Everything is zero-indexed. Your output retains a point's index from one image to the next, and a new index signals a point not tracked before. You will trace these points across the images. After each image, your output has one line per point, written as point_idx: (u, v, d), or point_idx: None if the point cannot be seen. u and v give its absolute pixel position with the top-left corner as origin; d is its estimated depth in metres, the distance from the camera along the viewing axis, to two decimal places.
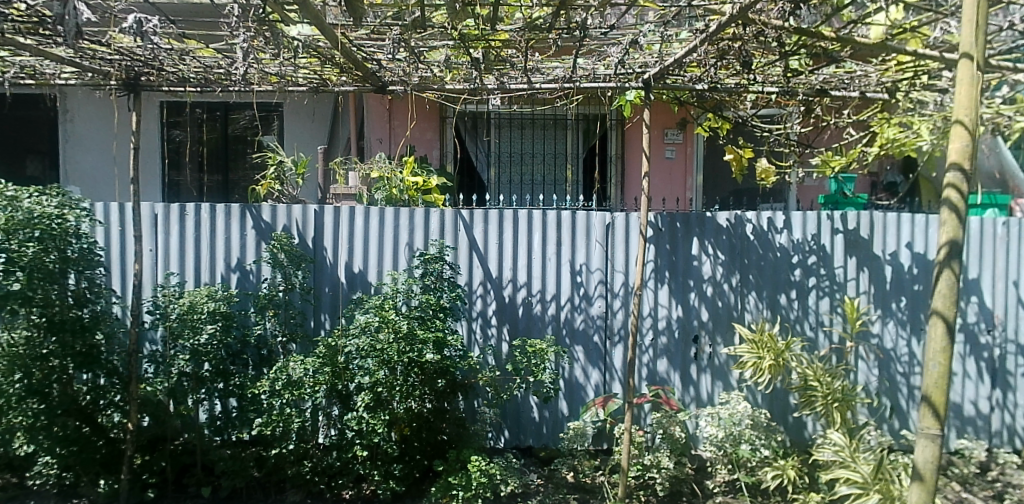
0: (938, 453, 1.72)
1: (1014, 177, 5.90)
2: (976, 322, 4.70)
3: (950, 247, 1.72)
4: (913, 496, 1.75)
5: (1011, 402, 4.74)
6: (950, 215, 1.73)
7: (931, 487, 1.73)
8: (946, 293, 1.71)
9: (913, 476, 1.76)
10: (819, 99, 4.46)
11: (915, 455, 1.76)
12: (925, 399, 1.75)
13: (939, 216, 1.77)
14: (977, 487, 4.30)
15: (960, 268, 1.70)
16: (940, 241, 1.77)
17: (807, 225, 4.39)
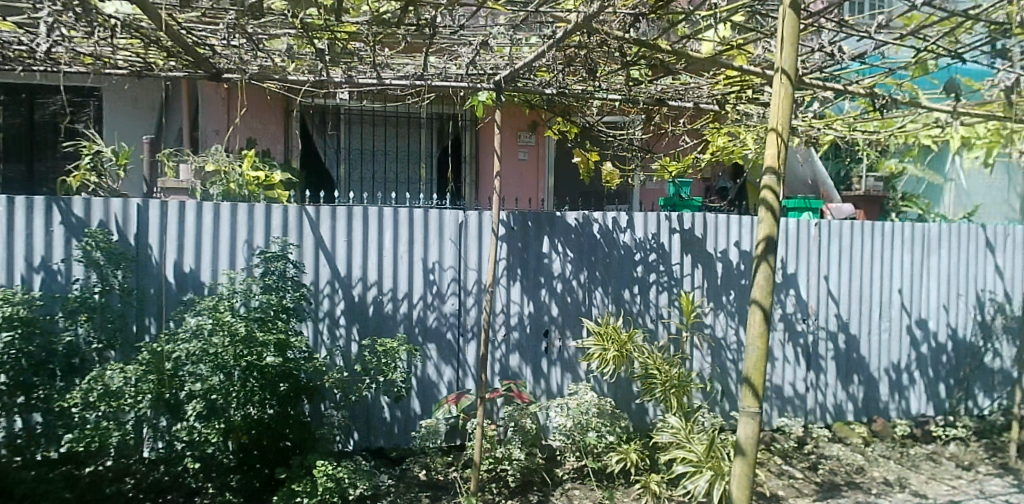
0: (758, 429, 1.89)
1: (825, 185, 6.60)
2: (793, 312, 5.20)
3: (767, 243, 1.91)
4: (736, 471, 1.91)
5: (822, 382, 5.32)
6: (767, 214, 1.92)
7: (751, 460, 1.91)
8: (763, 285, 1.90)
9: (737, 452, 1.92)
10: (658, 107, 4.72)
11: (738, 432, 1.93)
12: (746, 380, 1.92)
13: (758, 215, 1.95)
14: (795, 460, 4.86)
15: (775, 261, 1.89)
16: (758, 237, 1.95)
17: (648, 224, 4.70)
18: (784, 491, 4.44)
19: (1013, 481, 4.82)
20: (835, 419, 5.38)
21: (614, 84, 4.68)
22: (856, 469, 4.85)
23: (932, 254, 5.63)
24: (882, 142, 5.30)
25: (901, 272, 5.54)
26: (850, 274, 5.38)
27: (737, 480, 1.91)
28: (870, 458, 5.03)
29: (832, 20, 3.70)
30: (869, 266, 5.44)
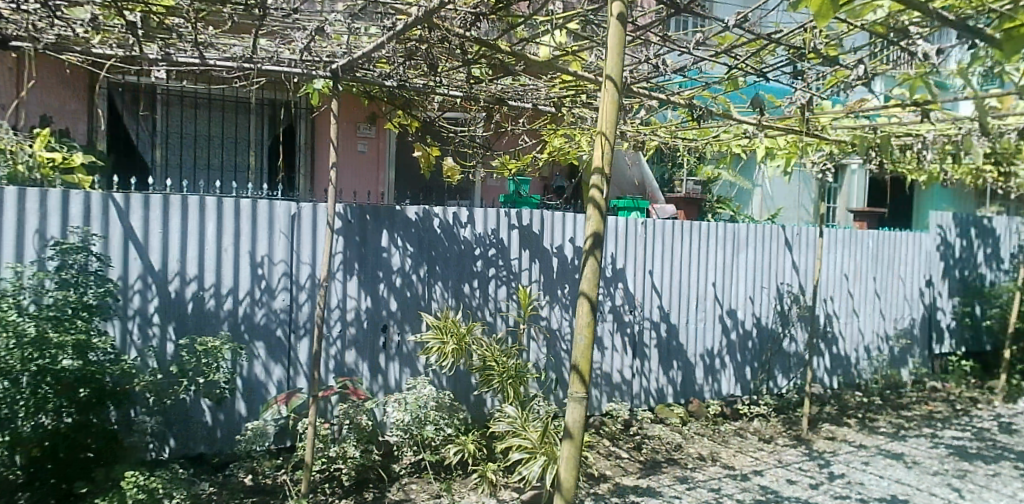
0: (584, 413, 1.96)
1: (650, 187, 7.10)
2: (621, 303, 5.58)
3: (594, 238, 1.99)
4: (563, 456, 1.94)
5: (646, 368, 5.72)
6: (593, 212, 1.91)
7: (577, 444, 1.96)
8: (590, 277, 1.97)
9: (564, 434, 1.96)
10: (498, 106, 4.85)
11: (565, 417, 1.98)
12: (573, 367, 1.99)
13: (585, 212, 2.03)
14: (621, 441, 5.29)
15: (601, 255, 1.97)
16: (586, 233, 2.00)
17: (487, 220, 4.88)
18: (611, 470, 4.91)
19: (805, 451, 5.50)
20: (658, 402, 5.80)
21: (455, 80, 4.69)
22: (676, 448, 5.35)
23: (741, 251, 6.18)
24: (699, 149, 5.79)
25: (716, 266, 6.06)
26: (672, 268, 5.84)
27: (565, 466, 1.93)
28: (687, 436, 5.54)
29: (658, 34, 3.99)
30: (688, 261, 5.93)
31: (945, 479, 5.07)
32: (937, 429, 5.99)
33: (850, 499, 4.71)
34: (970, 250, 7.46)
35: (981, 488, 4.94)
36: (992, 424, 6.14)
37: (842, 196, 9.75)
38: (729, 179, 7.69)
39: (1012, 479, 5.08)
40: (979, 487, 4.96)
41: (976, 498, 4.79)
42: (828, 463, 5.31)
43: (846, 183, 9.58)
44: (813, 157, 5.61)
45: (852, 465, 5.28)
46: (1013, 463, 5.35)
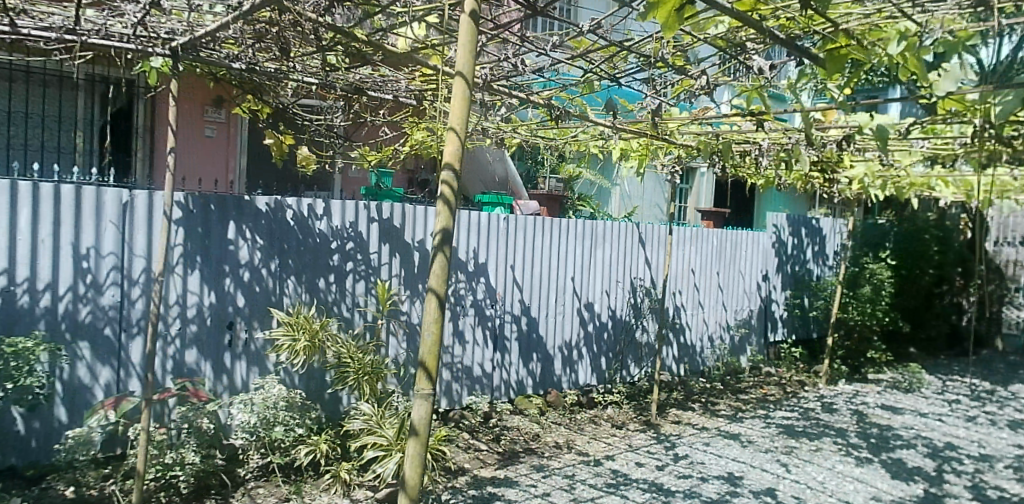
0: (430, 409, 1.93)
1: (515, 183, 7.20)
2: (483, 298, 5.65)
3: (444, 234, 1.94)
4: (410, 451, 1.91)
5: (506, 361, 5.83)
6: (444, 206, 1.92)
7: (423, 438, 1.94)
8: (439, 272, 1.96)
9: (411, 431, 1.92)
10: (356, 96, 4.74)
11: (412, 413, 1.95)
12: (421, 363, 1.94)
13: (436, 208, 1.98)
14: (480, 434, 5.38)
15: (450, 251, 1.95)
16: (437, 227, 1.96)
17: (344, 213, 4.80)
18: (470, 463, 4.96)
19: (653, 434, 5.84)
20: (517, 394, 5.92)
21: (309, 66, 4.55)
22: (534, 437, 5.51)
23: (598, 247, 6.46)
24: (559, 148, 5.94)
25: (574, 261, 6.29)
26: (532, 263, 6.00)
27: (411, 460, 1.90)
28: (545, 426, 5.71)
29: (515, 34, 3.99)
30: (547, 256, 6.11)
31: (774, 455, 5.61)
32: (769, 410, 6.57)
33: (692, 477, 5.14)
34: (800, 248, 8.25)
35: (805, 462, 5.52)
36: (815, 404, 6.84)
37: (692, 196, 10.44)
38: (590, 177, 7.95)
39: (830, 453, 5.71)
40: (803, 461, 5.54)
41: (800, 472, 5.36)
42: (674, 445, 5.68)
43: (696, 185, 10.27)
44: (663, 160, 5.90)
45: (695, 446, 5.69)
46: (832, 439, 6.01)
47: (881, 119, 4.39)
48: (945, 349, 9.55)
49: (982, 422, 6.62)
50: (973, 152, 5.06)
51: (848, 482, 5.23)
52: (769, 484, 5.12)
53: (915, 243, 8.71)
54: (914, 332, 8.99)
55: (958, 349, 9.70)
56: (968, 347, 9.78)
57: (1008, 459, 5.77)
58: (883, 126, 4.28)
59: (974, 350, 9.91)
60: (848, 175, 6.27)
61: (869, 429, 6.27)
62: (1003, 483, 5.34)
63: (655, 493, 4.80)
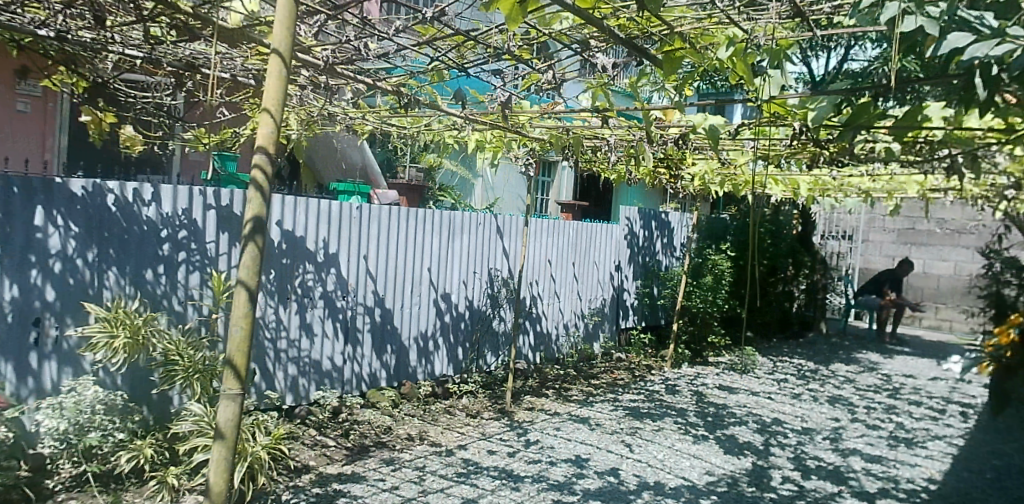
0: (238, 411, 1.59)
1: (373, 172, 7.07)
2: (333, 289, 5.46)
3: (256, 223, 1.53)
4: (215, 457, 1.54)
5: (358, 353, 5.69)
6: (254, 193, 1.50)
7: (231, 442, 1.58)
8: (249, 265, 1.52)
9: (216, 436, 1.56)
10: (188, 73, 4.43)
11: (216, 415, 1.58)
12: (227, 361, 1.54)
13: (247, 192, 1.54)
14: (329, 429, 5.24)
15: (264, 242, 1.54)
16: (247, 214, 1.54)
17: (176, 199, 4.49)
18: (315, 460, 4.80)
19: (507, 422, 5.94)
20: (370, 387, 5.80)
21: (132, 38, 4.18)
22: (385, 430, 5.43)
23: (456, 237, 6.47)
24: (413, 137, 5.84)
25: (430, 252, 6.25)
26: (387, 254, 5.89)
27: (217, 468, 1.54)
28: (397, 418, 5.65)
29: (357, 16, 3.84)
30: (403, 247, 6.02)
31: (620, 437, 5.89)
32: (618, 394, 6.90)
33: (541, 462, 5.28)
34: (650, 240, 8.71)
35: (648, 442, 5.84)
36: (660, 386, 7.27)
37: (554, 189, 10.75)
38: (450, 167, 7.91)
39: (671, 432, 6.08)
40: (646, 441, 5.86)
41: (643, 451, 5.67)
42: (526, 431, 5.81)
43: (558, 178, 10.56)
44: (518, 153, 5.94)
45: (546, 431, 5.85)
46: (672, 419, 6.40)
47: (714, 119, 4.64)
48: (776, 332, 10.48)
49: (804, 399, 7.33)
50: (794, 153, 5.52)
51: (685, 458, 5.61)
52: (614, 465, 5.37)
53: (752, 235, 9.44)
54: (751, 318, 9.75)
55: (788, 332, 10.69)
56: (796, 329, 10.82)
57: (822, 431, 6.43)
58: (715, 126, 4.53)
59: (801, 332, 10.98)
60: (691, 172, 6.64)
61: (707, 408, 6.74)
62: (818, 452, 5.93)
63: (504, 480, 4.87)
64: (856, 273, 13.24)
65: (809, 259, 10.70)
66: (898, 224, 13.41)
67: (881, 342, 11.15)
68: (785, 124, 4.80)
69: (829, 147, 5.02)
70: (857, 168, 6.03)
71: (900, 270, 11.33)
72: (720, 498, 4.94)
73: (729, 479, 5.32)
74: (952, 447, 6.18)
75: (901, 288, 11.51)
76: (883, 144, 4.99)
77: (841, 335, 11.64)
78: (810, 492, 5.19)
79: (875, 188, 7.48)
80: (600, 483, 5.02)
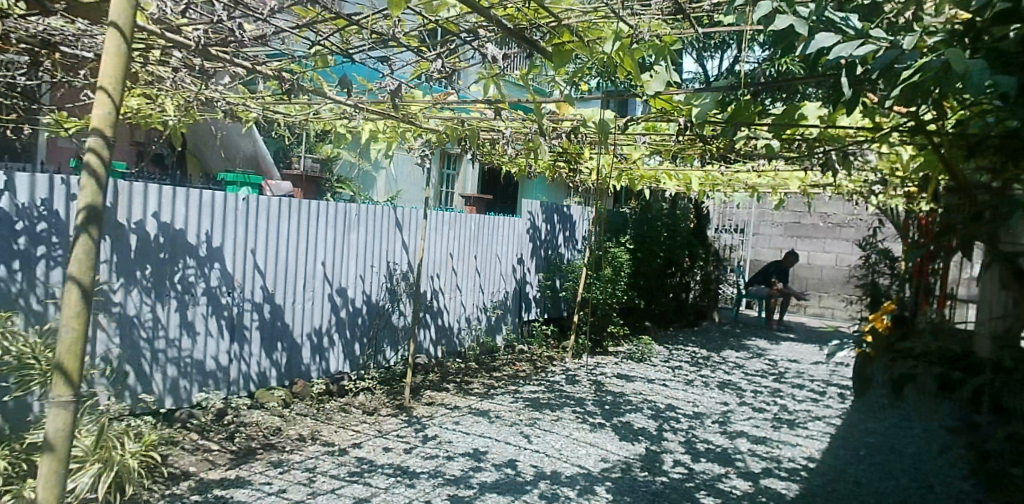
0: (71, 419, 1.35)
1: (265, 161, 6.78)
2: (217, 285, 5.18)
3: (90, 215, 1.32)
4: (41, 472, 1.31)
5: (246, 352, 5.43)
6: (85, 179, 1.30)
7: (63, 454, 1.35)
8: (82, 260, 1.29)
9: (43, 450, 1.33)
10: (45, 50, 4.06)
11: (42, 427, 1.33)
12: (54, 366, 1.31)
13: (76, 178, 1.32)
14: (212, 433, 4.96)
15: (99, 235, 1.32)
16: (78, 209, 1.33)
17: (35, 189, 4.12)
18: (196, 466, 4.52)
19: (404, 418, 5.85)
20: (259, 386, 5.56)
21: None
22: (275, 431, 5.21)
23: (352, 230, 6.28)
24: (303, 125, 5.63)
25: (324, 246, 6.05)
26: (276, 247, 5.64)
27: (42, 484, 1.31)
28: (288, 418, 5.44)
29: None
30: (294, 241, 5.79)
31: (518, 428, 5.91)
32: (519, 385, 6.94)
33: (437, 457, 5.21)
34: (552, 233, 8.82)
35: (546, 432, 5.90)
36: (560, 377, 7.37)
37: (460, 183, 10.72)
38: (349, 159, 7.71)
39: (569, 421, 6.17)
40: (544, 431, 5.91)
41: (540, 441, 5.72)
42: (424, 427, 5.74)
43: (463, 172, 10.53)
44: (415, 145, 5.81)
45: (444, 426, 5.80)
46: (571, 408, 6.49)
47: (603, 113, 4.71)
48: (673, 323, 10.89)
49: (697, 385, 7.63)
50: (681, 149, 5.69)
51: (582, 447, 5.69)
52: (511, 456, 5.38)
53: (650, 230, 9.79)
54: (649, 308, 10.08)
55: (684, 321, 11.12)
56: (691, 318, 11.25)
57: (713, 415, 6.70)
58: (604, 121, 4.59)
59: (696, 321, 11.47)
60: (588, 166, 6.72)
61: (605, 397, 6.87)
62: (709, 436, 6.17)
63: (399, 477, 4.77)
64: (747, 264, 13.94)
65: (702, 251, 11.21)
66: (786, 218, 14.21)
67: (770, 329, 11.78)
68: (672, 120, 4.91)
69: (712, 143, 5.20)
70: (740, 165, 6.32)
71: (786, 261, 11.99)
72: (615, 485, 5.05)
73: (623, 465, 5.44)
74: (830, 426, 6.59)
75: (787, 278, 12.20)
76: (763, 140, 5.22)
77: (733, 323, 12.22)
78: (699, 474, 5.39)
79: (761, 183, 7.86)
80: (497, 475, 5.01)
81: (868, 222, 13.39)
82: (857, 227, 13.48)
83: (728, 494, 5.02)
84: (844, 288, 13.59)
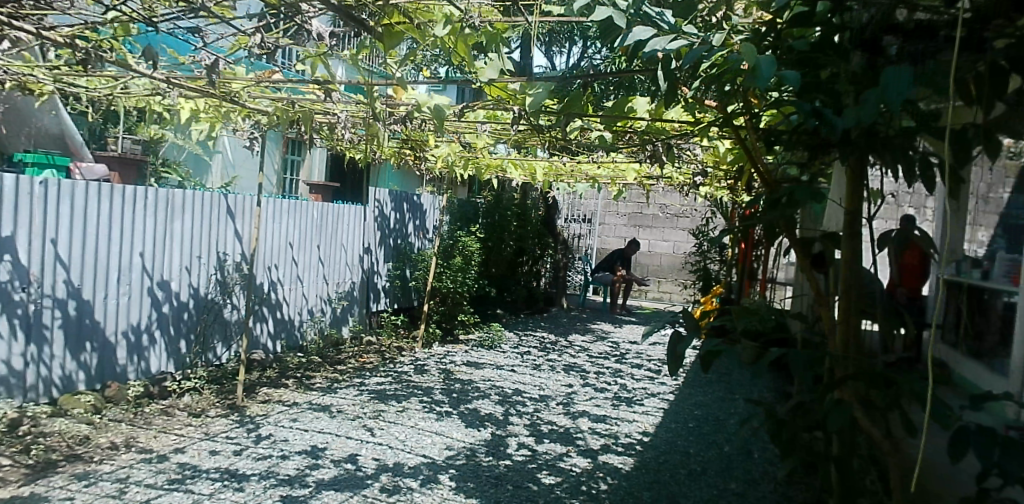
0: None
1: (74, 139, 6.15)
2: (8, 280, 4.54)
3: None
4: None
5: (46, 355, 4.83)
6: None
7: None
8: None
9: None
10: None
11: None
12: None
13: None
14: (4, 446, 4.30)
15: None
16: None
17: None
18: None
19: (236, 418, 5.52)
20: (63, 392, 4.97)
21: None
22: (81, 440, 4.65)
23: (176, 219, 5.82)
24: (111, 101, 5.11)
25: (142, 235, 5.54)
26: (84, 237, 5.07)
27: None
28: (99, 425, 4.89)
29: None
30: (106, 230, 5.24)
31: (361, 421, 5.76)
32: (365, 378, 6.79)
33: (271, 457, 4.93)
34: (402, 222, 8.80)
35: (390, 424, 5.79)
36: (409, 367, 7.31)
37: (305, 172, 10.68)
38: (175, 141, 7.19)
39: (415, 412, 6.10)
40: (389, 423, 5.80)
41: (384, 433, 5.60)
42: (257, 426, 5.44)
43: (308, 160, 10.53)
44: (242, 125, 5.50)
45: (280, 424, 5.53)
46: (418, 398, 6.44)
47: (438, 99, 4.61)
48: (523, 308, 11.31)
49: (544, 369, 7.85)
50: (522, 139, 5.74)
51: (427, 436, 5.64)
52: (352, 451, 5.22)
53: (501, 218, 10.00)
54: (500, 294, 10.36)
55: (535, 308, 11.57)
56: (542, 305, 11.71)
57: (558, 397, 6.90)
58: (439, 105, 4.50)
59: (546, 307, 12.00)
60: (434, 155, 6.64)
61: (453, 385, 6.88)
62: (552, 417, 6.36)
63: (226, 481, 4.45)
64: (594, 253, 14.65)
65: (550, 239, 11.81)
66: (629, 209, 15.00)
67: (614, 314, 12.43)
68: (507, 108, 4.92)
69: (549, 133, 5.31)
70: (581, 156, 6.54)
71: (628, 249, 12.72)
72: (458, 472, 5.04)
73: (467, 451, 5.45)
74: (664, 402, 7.03)
75: (630, 265, 12.93)
76: (596, 131, 5.41)
77: (581, 309, 12.77)
78: (541, 455, 5.52)
79: (602, 174, 8.20)
80: (335, 471, 4.82)
81: (701, 213, 14.49)
82: (691, 217, 14.53)
83: (567, 472, 5.18)
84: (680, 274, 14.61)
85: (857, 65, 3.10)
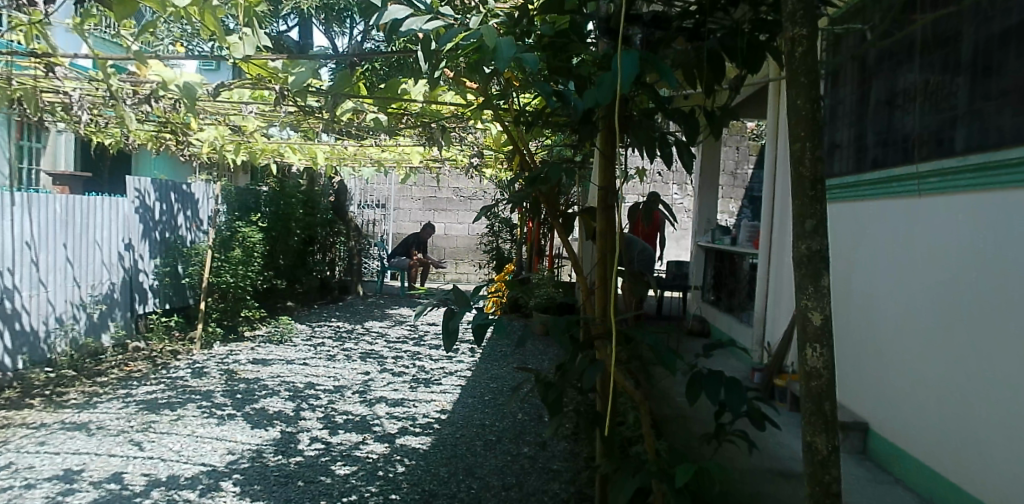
0: None
1: None
2: None
3: None
4: None
5: None
6: None
7: None
8: None
9: None
10: None
11: None
12: None
13: None
14: None
15: None
16: None
17: None
18: None
19: None
20: None
21: None
22: None
23: None
24: None
25: None
26: None
27: None
28: None
29: None
30: None
31: (126, 436, 5.19)
32: (131, 388, 6.18)
33: (11, 489, 4.24)
34: (170, 214, 8.13)
35: (162, 435, 5.28)
36: (184, 372, 6.79)
37: (49, 158, 9.94)
38: None
39: (192, 419, 5.64)
40: (160, 434, 5.29)
41: (155, 446, 5.08)
42: None
43: (50, 144, 9.71)
44: None
45: (23, 451, 4.78)
46: (195, 404, 5.97)
47: (187, 77, 4.23)
48: (317, 299, 11.42)
49: (339, 359, 7.68)
50: (294, 121, 5.52)
51: (206, 443, 5.21)
52: (116, 469, 4.64)
53: (286, 206, 9.72)
54: (292, 287, 10.36)
55: (329, 296, 11.79)
56: (337, 293, 11.93)
57: (353, 387, 6.78)
58: (189, 84, 4.16)
59: (341, 295, 12.21)
60: (200, 138, 6.18)
61: (236, 386, 6.50)
62: (347, 407, 6.22)
63: None
64: (390, 238, 14.70)
65: (339, 225, 11.83)
66: (423, 193, 15.13)
67: (412, 298, 12.56)
68: (269, 86, 4.67)
69: (319, 115, 5.16)
70: (364, 140, 6.48)
71: (423, 233, 12.91)
72: (243, 476, 4.71)
73: (252, 453, 5.11)
74: (461, 379, 7.20)
75: (426, 248, 13.15)
76: (371, 114, 5.33)
77: (378, 295, 12.73)
78: (335, 446, 5.35)
79: (387, 157, 8.19)
80: (95, 494, 4.25)
81: (491, 194, 15.14)
82: (482, 199, 15.02)
83: (363, 460, 5.08)
84: (475, 255, 15.13)
85: (603, 51, 3.20)
